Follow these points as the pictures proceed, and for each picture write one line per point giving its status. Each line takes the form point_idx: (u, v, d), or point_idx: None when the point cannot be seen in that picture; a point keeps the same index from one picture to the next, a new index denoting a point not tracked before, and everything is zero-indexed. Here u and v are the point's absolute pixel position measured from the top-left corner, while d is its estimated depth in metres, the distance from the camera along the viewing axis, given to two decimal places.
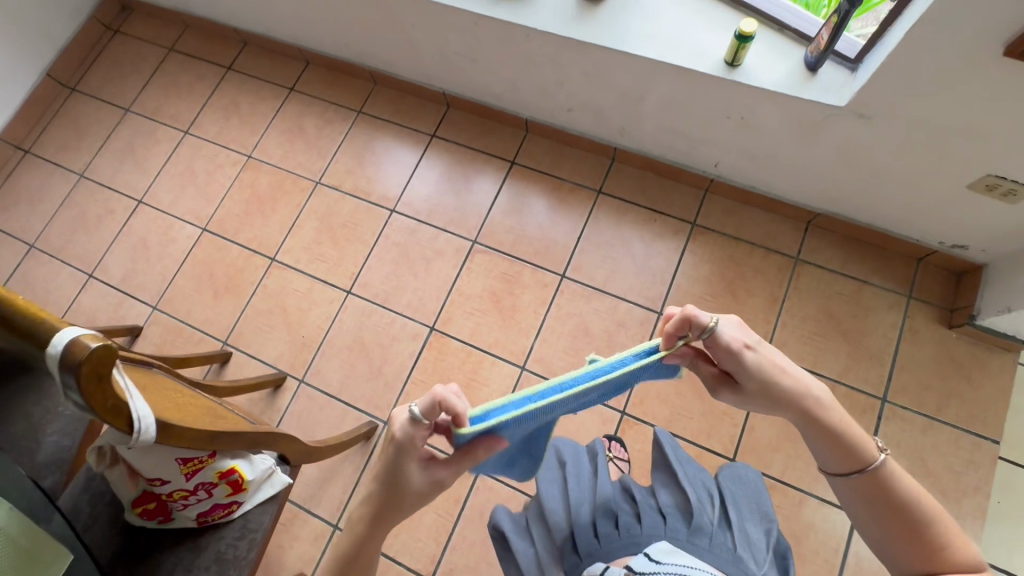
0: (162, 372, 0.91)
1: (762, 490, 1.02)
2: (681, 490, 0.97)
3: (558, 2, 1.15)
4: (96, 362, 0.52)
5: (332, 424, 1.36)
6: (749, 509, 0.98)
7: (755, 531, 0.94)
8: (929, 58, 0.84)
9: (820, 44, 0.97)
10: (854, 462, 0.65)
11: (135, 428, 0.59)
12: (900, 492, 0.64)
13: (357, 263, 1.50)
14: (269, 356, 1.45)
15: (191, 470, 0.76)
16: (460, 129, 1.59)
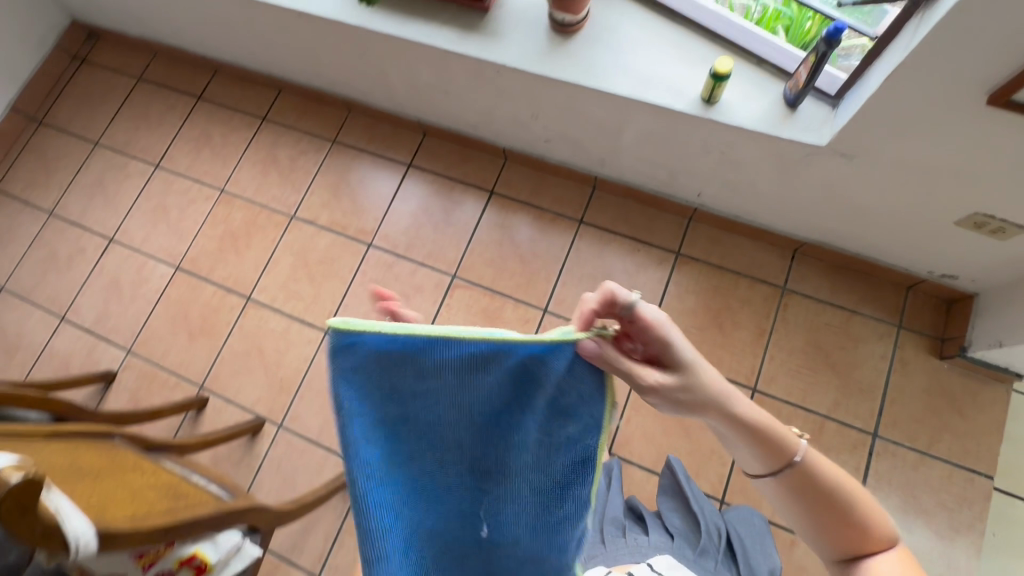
0: (127, 441, 0.96)
1: (764, 528, 1.09)
2: (689, 516, 1.08)
3: (528, 38, 1.11)
4: (18, 495, 0.49)
5: (312, 471, 1.33)
6: (751, 540, 1.05)
7: (753, 560, 1.01)
8: (911, 104, 0.80)
9: (798, 82, 0.94)
10: (780, 457, 0.69)
11: (73, 546, 0.55)
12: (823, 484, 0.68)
13: (335, 300, 1.46)
14: (245, 401, 1.41)
15: (147, 562, 0.76)
16: (437, 157, 1.54)
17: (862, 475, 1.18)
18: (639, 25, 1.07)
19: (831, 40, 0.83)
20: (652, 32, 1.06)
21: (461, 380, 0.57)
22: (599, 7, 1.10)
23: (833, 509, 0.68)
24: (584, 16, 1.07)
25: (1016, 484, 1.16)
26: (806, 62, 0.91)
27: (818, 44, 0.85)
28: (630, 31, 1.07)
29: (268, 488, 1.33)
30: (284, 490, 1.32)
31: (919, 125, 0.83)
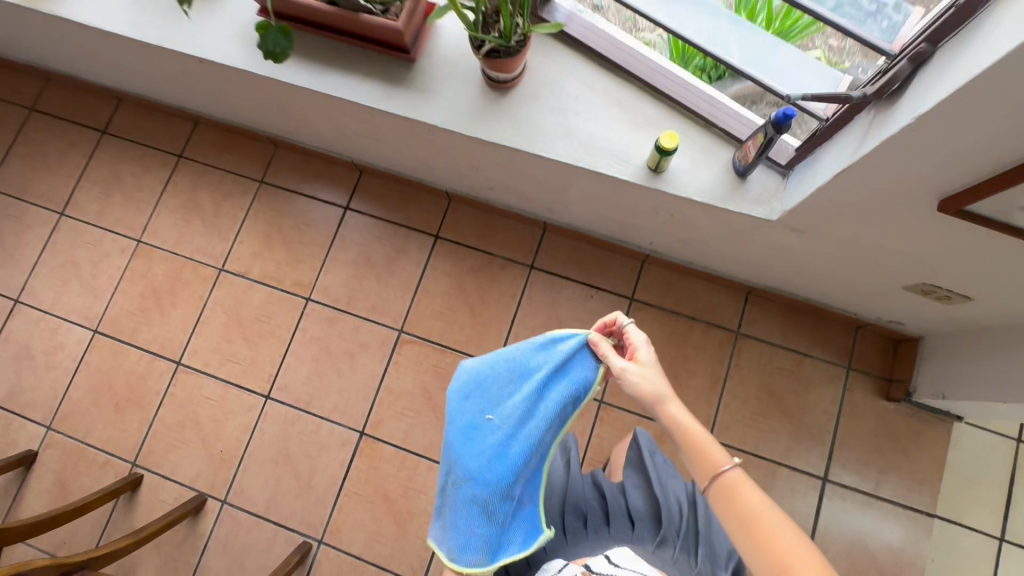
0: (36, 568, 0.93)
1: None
2: (652, 496, 0.95)
3: (461, 94, 1.00)
4: None
5: (261, 548, 1.28)
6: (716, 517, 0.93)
7: (716, 541, 0.91)
8: (860, 198, 0.76)
9: (744, 155, 0.89)
10: (714, 482, 0.69)
11: None
12: (755, 518, 0.65)
13: (274, 362, 1.37)
14: (184, 477, 1.33)
15: None
16: (375, 199, 1.44)
17: (813, 519, 1.20)
18: (581, 80, 0.99)
19: (782, 123, 0.77)
20: (596, 89, 0.98)
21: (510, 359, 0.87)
22: (537, 60, 1.00)
23: (763, 551, 0.63)
24: (519, 71, 0.97)
25: (955, 517, 1.21)
26: (755, 139, 0.86)
27: (769, 126, 0.79)
28: (571, 86, 0.98)
29: (217, 569, 1.27)
30: (234, 569, 1.27)
31: (869, 214, 0.79)
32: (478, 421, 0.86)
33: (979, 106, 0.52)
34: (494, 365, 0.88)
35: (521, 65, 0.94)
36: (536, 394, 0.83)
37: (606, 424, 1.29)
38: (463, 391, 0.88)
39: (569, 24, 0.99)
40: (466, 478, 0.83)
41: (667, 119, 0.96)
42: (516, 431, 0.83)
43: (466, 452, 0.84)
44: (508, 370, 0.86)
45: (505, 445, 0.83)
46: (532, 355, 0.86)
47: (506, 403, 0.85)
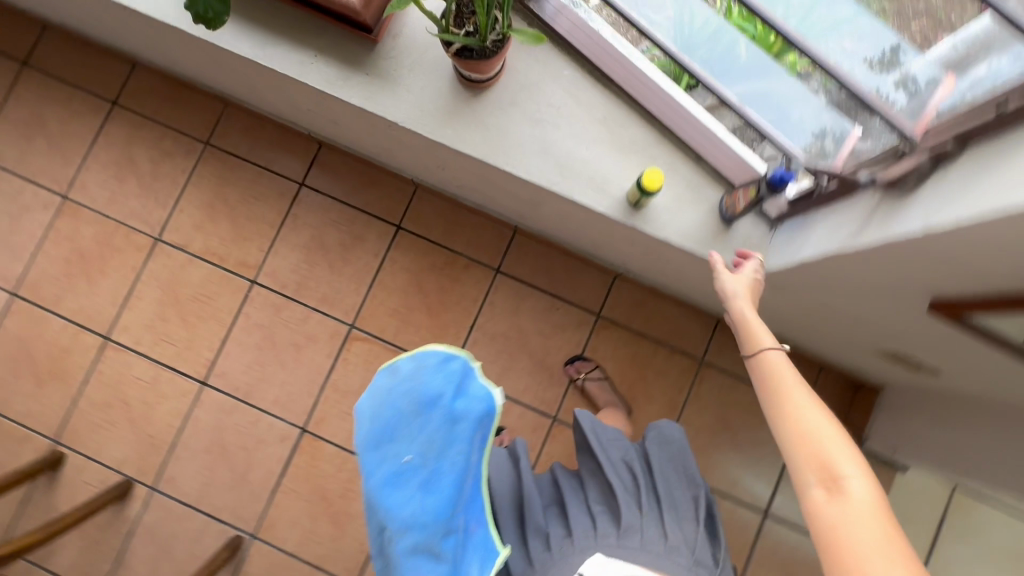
0: None
1: (686, 449, 0.91)
2: (604, 478, 0.86)
3: (428, 89, 0.87)
4: None
5: (190, 538, 1.23)
6: (671, 477, 0.87)
7: (679, 501, 0.85)
8: (846, 278, 0.69)
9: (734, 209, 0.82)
10: (768, 366, 0.64)
11: None
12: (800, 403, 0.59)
13: (212, 347, 1.28)
14: (111, 459, 1.26)
15: None
16: (334, 177, 1.30)
17: (749, 553, 1.21)
18: (565, 89, 0.87)
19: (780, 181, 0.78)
20: (581, 102, 0.87)
21: (408, 391, 0.61)
22: (519, 58, 0.87)
23: (799, 440, 0.57)
24: (497, 71, 0.84)
25: None
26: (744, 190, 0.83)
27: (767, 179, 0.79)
28: (553, 96, 0.87)
29: (143, 555, 1.23)
30: (161, 557, 1.23)
31: (854, 291, 0.72)
32: (393, 473, 0.61)
33: (992, 237, 0.45)
34: (395, 392, 0.61)
35: (498, 66, 0.82)
36: (453, 417, 0.61)
37: (558, 441, 1.25)
38: (362, 439, 0.61)
39: (557, 24, 0.86)
40: (397, 535, 0.61)
41: (655, 147, 0.86)
42: (439, 469, 0.61)
43: (388, 508, 0.60)
44: (411, 398, 0.61)
45: (432, 487, 0.61)
46: (436, 374, 0.61)
47: (422, 439, 0.61)
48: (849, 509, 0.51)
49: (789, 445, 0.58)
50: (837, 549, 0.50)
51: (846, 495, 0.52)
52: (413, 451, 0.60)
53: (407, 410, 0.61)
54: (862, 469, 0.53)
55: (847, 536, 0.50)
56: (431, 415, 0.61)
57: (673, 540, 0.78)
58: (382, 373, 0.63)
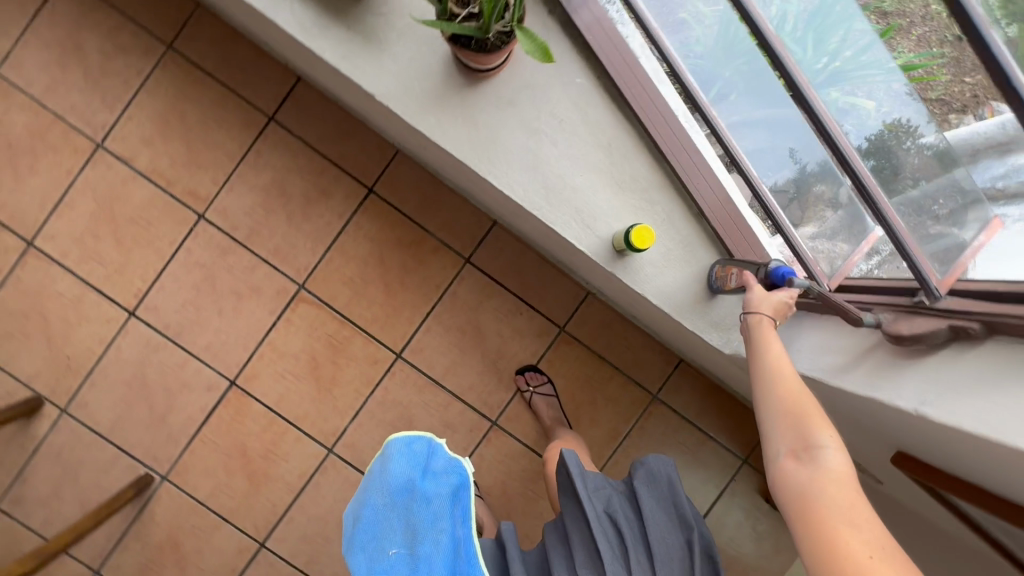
0: None
1: (677, 484, 0.81)
2: (589, 539, 0.76)
3: (419, 64, 0.75)
4: None
5: (98, 467, 1.19)
6: (662, 525, 0.78)
7: (671, 553, 0.75)
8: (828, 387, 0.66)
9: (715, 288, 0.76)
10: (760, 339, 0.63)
11: None
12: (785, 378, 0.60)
13: (146, 277, 1.18)
14: (22, 372, 1.18)
15: None
16: (309, 119, 1.17)
17: None
18: (572, 101, 0.76)
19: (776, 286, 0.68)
20: (587, 119, 0.76)
21: (379, 494, 0.73)
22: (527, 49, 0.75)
23: (786, 394, 0.58)
24: (502, 63, 0.72)
25: None
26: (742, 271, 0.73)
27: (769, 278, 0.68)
28: (559, 105, 0.76)
29: (46, 475, 1.18)
30: (64, 480, 1.19)
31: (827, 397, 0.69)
32: (381, 565, 0.71)
33: None
34: (371, 494, 0.73)
35: (497, 66, 0.71)
36: (426, 499, 0.71)
37: (493, 446, 1.21)
38: (351, 539, 0.73)
39: (579, 17, 0.73)
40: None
41: (656, 192, 0.77)
42: (420, 555, 0.70)
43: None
44: (384, 492, 0.72)
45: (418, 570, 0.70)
46: (401, 462, 0.73)
47: (401, 528, 0.71)
48: (823, 477, 0.52)
49: (770, 414, 0.58)
50: (807, 512, 0.51)
51: (819, 465, 0.53)
52: (397, 540, 0.71)
53: (382, 510, 0.72)
54: (836, 439, 0.54)
55: (816, 493, 0.51)
56: (407, 503, 0.72)
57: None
58: (366, 477, 0.76)
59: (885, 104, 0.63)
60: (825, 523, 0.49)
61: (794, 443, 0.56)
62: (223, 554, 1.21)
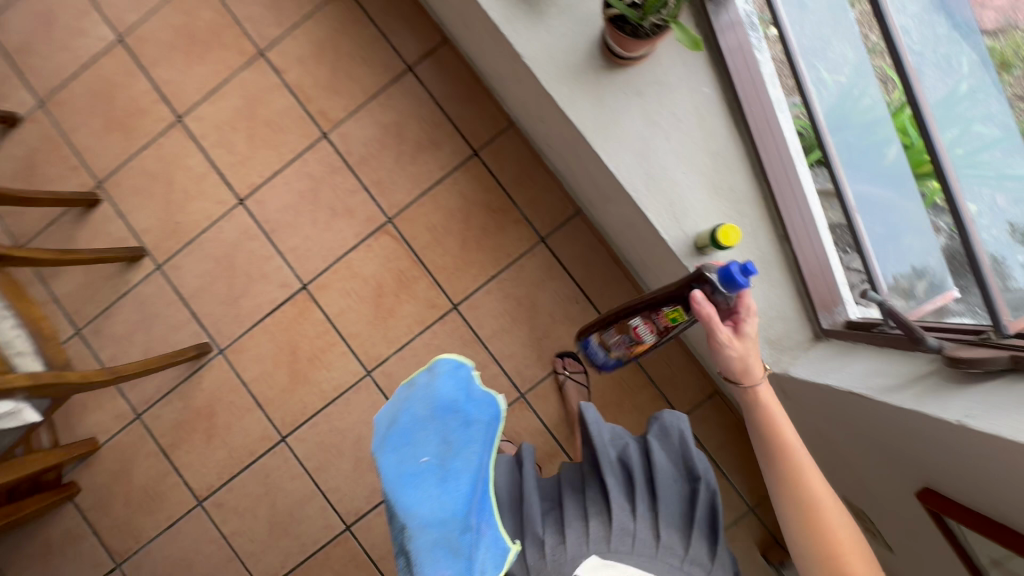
0: None
1: (689, 439, 0.79)
2: (597, 478, 0.78)
3: (570, 38, 0.84)
4: None
5: (169, 325, 1.32)
6: (670, 474, 0.76)
7: (675, 501, 0.75)
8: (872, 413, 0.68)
9: (638, 343, 0.87)
10: (770, 464, 0.64)
11: None
12: (803, 509, 0.61)
13: (262, 174, 1.32)
14: (136, 224, 1.34)
15: None
16: (443, 78, 1.29)
17: None
18: (695, 106, 0.83)
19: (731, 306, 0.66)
20: (703, 127, 0.83)
21: (419, 404, 0.64)
22: (668, 53, 0.83)
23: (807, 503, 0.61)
24: (644, 54, 0.80)
25: None
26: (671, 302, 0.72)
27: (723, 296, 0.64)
28: (680, 106, 0.83)
29: (125, 318, 1.32)
30: (139, 327, 1.32)
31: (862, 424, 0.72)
32: (410, 469, 0.62)
33: None
34: (410, 396, 0.66)
35: (638, 57, 0.79)
36: (468, 421, 0.64)
37: (514, 416, 1.26)
38: (379, 435, 0.65)
39: (724, 36, 0.81)
40: (421, 535, 0.60)
41: (748, 206, 0.82)
42: (456, 467, 0.62)
43: (408, 503, 0.61)
44: (426, 403, 0.64)
45: (450, 483, 0.62)
46: (448, 381, 0.65)
47: (436, 442, 0.63)
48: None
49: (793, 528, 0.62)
50: None
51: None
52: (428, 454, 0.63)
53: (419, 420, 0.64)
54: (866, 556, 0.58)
55: None
56: (448, 420, 0.64)
57: (667, 540, 0.71)
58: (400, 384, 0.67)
59: (986, 217, 0.64)
60: None
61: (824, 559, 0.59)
62: (248, 436, 1.31)
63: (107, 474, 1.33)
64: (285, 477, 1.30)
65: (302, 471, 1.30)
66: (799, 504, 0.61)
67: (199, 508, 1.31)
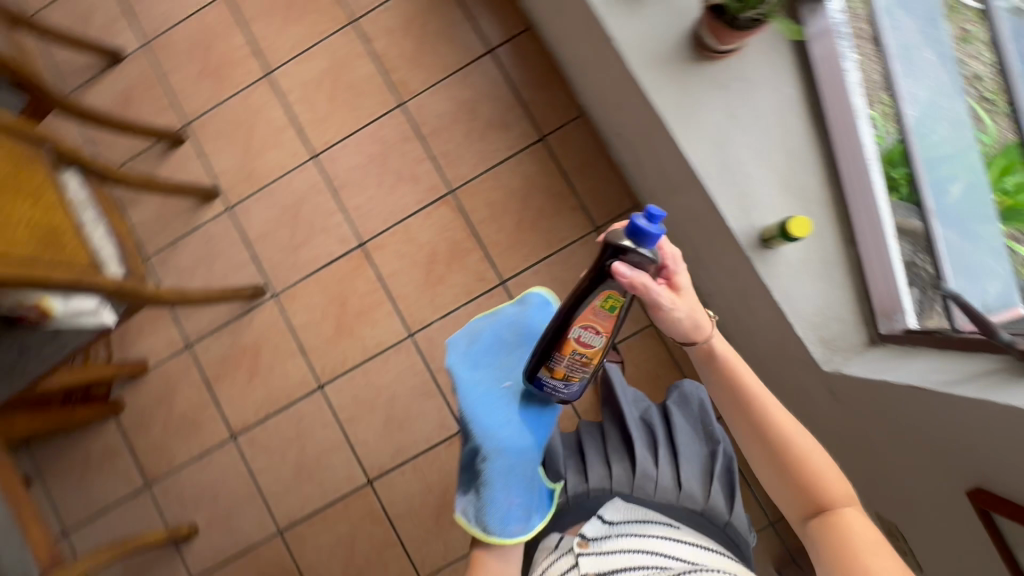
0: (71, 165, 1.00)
1: (708, 408, 0.86)
2: (622, 434, 0.84)
3: (663, 28, 0.87)
4: None
5: (230, 265, 1.39)
6: (690, 436, 0.84)
7: (694, 457, 0.82)
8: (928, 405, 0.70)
9: (591, 354, 0.69)
10: (737, 412, 0.65)
11: None
12: (771, 451, 0.63)
13: (337, 134, 1.39)
14: (214, 166, 1.41)
15: None
16: (521, 63, 1.35)
17: None
18: (777, 103, 0.85)
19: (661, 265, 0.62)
20: (782, 124, 0.85)
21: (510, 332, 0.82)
22: (758, 50, 0.85)
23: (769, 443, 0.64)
24: (734, 49, 0.83)
25: None
26: (601, 291, 0.63)
27: (640, 260, 0.59)
28: (763, 103, 0.85)
29: (190, 252, 1.40)
30: (202, 262, 1.39)
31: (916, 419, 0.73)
32: (491, 392, 0.78)
33: None
34: (496, 329, 0.83)
35: (729, 50, 0.82)
36: None
37: None
38: (465, 359, 0.81)
39: (817, 45, 0.83)
40: (495, 454, 0.74)
41: (819, 206, 0.83)
42: (530, 399, 0.79)
43: (488, 425, 0.75)
44: (515, 331, 0.82)
45: (524, 411, 0.78)
46: (537, 315, 0.84)
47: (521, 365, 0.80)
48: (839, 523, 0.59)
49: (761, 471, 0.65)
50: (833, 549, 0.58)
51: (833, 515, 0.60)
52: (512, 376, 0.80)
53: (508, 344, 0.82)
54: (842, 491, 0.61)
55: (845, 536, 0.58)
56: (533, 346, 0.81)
57: (687, 488, 0.78)
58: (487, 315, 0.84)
59: None
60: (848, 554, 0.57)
61: (796, 494, 0.63)
62: (288, 379, 1.36)
63: (151, 397, 1.40)
64: (318, 424, 1.35)
65: (333, 420, 1.35)
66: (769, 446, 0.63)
67: (232, 442, 1.37)
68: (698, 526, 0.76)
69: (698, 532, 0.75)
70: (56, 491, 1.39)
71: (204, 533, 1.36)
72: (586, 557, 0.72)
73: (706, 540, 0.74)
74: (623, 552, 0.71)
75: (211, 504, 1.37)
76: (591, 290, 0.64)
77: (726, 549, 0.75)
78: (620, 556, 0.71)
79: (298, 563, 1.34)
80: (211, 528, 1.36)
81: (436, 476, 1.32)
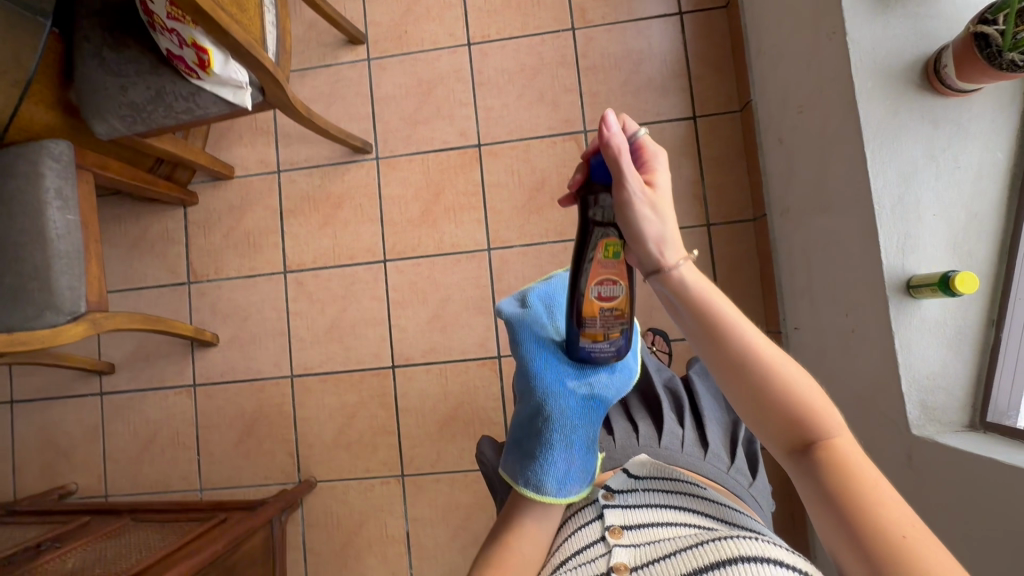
0: None
1: None
2: (649, 398, 0.82)
3: (904, 46, 0.83)
4: None
5: (349, 113, 1.38)
6: (714, 404, 0.82)
7: (719, 423, 0.80)
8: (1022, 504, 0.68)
9: (620, 305, 0.63)
10: (725, 360, 0.53)
11: None
12: (764, 406, 0.51)
13: (500, 32, 1.36)
14: (370, 13, 1.40)
15: (172, 15, 0.82)
16: (705, 38, 1.31)
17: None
18: (983, 159, 0.79)
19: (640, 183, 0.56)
20: (979, 181, 0.79)
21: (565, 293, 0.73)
22: (991, 97, 0.79)
23: (753, 379, 0.51)
24: (964, 88, 0.78)
25: None
26: (597, 242, 0.59)
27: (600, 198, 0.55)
28: (967, 152, 0.80)
29: (317, 86, 1.39)
30: (323, 100, 1.39)
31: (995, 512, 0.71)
32: (549, 354, 0.68)
33: None
34: (551, 295, 0.73)
35: (969, 89, 0.77)
36: None
37: None
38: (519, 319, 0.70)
39: None
40: (559, 416, 0.66)
41: (983, 277, 0.79)
42: (586, 361, 0.67)
43: (552, 384, 0.66)
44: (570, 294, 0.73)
45: (582, 377, 0.67)
46: None
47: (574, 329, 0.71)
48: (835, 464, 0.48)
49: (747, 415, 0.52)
50: (841, 499, 0.47)
51: (824, 452, 0.49)
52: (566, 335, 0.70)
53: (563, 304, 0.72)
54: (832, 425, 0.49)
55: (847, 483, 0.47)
56: None
57: (714, 449, 0.74)
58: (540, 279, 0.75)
59: None
60: (860, 502, 0.46)
61: (784, 432, 0.50)
62: (357, 240, 1.36)
63: (224, 203, 1.40)
64: (367, 293, 1.35)
65: (383, 296, 1.35)
66: (762, 409, 0.52)
67: (283, 275, 1.37)
68: (725, 487, 0.71)
69: (722, 489, 0.70)
70: (105, 251, 1.42)
71: (222, 347, 1.38)
72: (612, 508, 0.63)
73: (736, 500, 0.69)
74: (650, 507, 0.63)
75: (239, 324, 1.38)
76: (586, 248, 0.59)
77: (751, 507, 0.71)
78: (647, 511, 0.62)
79: (296, 411, 1.35)
80: (230, 346, 1.38)
81: (457, 388, 1.31)
